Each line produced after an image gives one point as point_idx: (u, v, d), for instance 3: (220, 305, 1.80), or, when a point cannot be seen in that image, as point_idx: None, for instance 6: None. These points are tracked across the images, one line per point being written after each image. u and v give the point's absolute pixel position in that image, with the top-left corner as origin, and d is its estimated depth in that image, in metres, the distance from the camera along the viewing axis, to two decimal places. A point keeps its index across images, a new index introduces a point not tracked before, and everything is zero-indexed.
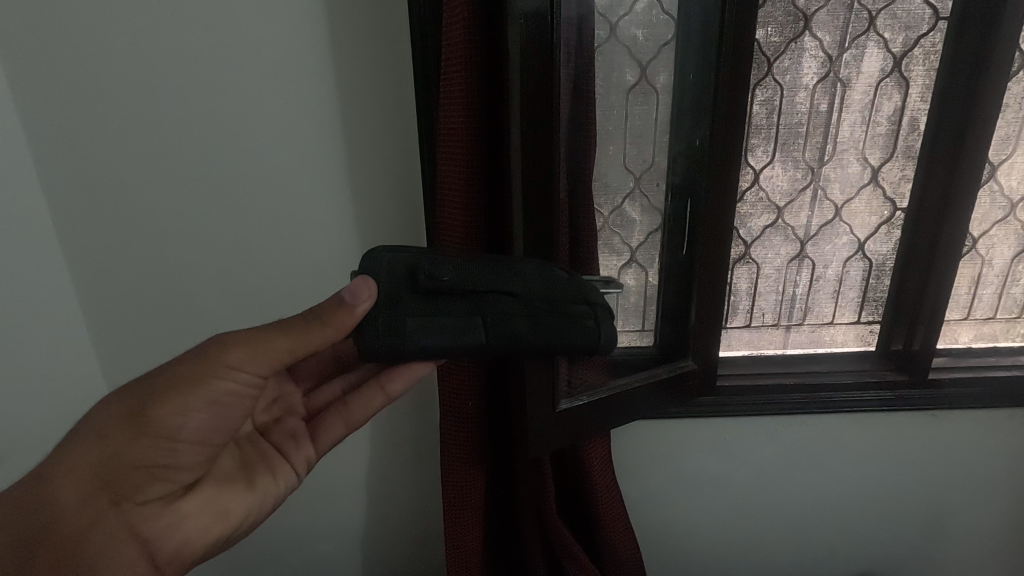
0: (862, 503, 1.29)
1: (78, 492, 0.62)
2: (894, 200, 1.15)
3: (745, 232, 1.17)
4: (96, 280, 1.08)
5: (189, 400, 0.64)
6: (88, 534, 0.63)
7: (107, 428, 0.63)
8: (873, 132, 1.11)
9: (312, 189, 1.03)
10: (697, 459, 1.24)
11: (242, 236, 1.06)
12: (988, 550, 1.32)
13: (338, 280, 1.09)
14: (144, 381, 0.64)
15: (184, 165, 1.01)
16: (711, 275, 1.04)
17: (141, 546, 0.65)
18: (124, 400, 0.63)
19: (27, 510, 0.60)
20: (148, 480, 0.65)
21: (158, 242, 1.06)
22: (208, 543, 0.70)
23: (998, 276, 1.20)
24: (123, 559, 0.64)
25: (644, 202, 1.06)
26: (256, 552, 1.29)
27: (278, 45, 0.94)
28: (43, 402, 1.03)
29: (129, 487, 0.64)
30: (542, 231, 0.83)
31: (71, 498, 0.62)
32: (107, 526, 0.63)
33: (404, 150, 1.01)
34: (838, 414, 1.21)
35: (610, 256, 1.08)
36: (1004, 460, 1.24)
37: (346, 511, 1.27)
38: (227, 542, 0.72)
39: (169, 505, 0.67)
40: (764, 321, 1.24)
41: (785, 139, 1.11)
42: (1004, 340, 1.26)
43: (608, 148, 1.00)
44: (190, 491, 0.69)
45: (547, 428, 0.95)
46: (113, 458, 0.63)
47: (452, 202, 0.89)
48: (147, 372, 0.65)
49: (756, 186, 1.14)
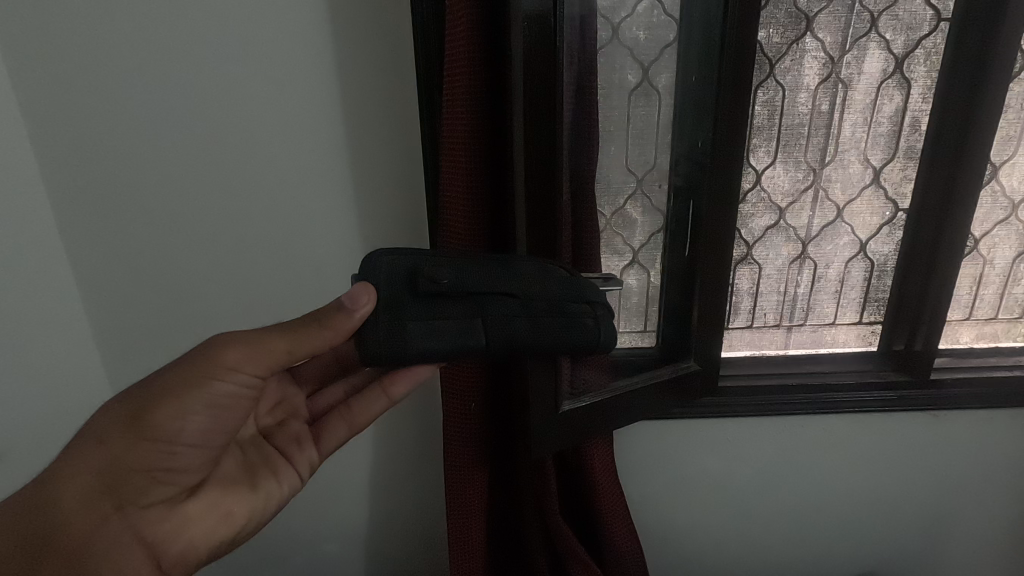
0: (863, 503, 1.29)
1: (81, 497, 0.63)
2: (895, 201, 1.15)
3: (747, 233, 1.17)
4: (97, 280, 1.08)
5: (189, 403, 0.64)
6: (93, 538, 0.63)
7: (109, 432, 0.63)
8: (875, 133, 1.11)
9: (314, 190, 1.03)
10: (699, 460, 1.24)
11: (245, 239, 1.06)
12: (990, 550, 1.32)
13: (340, 280, 1.09)
14: (145, 384, 0.64)
15: (185, 165, 1.01)
16: (713, 275, 1.04)
17: (145, 549, 0.66)
18: (126, 404, 0.64)
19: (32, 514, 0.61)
20: (150, 484, 0.66)
21: (159, 243, 1.06)
22: (211, 545, 0.70)
23: (1000, 276, 1.21)
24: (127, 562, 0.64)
25: (646, 202, 1.06)
26: (260, 554, 1.29)
27: (280, 47, 0.94)
28: (47, 405, 1.03)
29: (131, 490, 0.65)
30: (545, 232, 0.83)
31: (74, 502, 0.62)
32: (111, 529, 0.64)
33: (405, 152, 1.02)
34: (840, 414, 1.21)
35: (612, 257, 1.09)
36: (1006, 460, 1.24)
37: (348, 513, 1.28)
38: (230, 544, 0.72)
39: (172, 508, 0.67)
40: (765, 321, 1.25)
41: (787, 140, 1.11)
42: (1005, 340, 1.26)
43: (610, 148, 1.01)
44: (192, 494, 0.70)
45: (550, 428, 0.95)
46: (115, 461, 0.63)
47: (455, 203, 0.89)
48: (148, 375, 0.65)
49: (758, 187, 1.14)
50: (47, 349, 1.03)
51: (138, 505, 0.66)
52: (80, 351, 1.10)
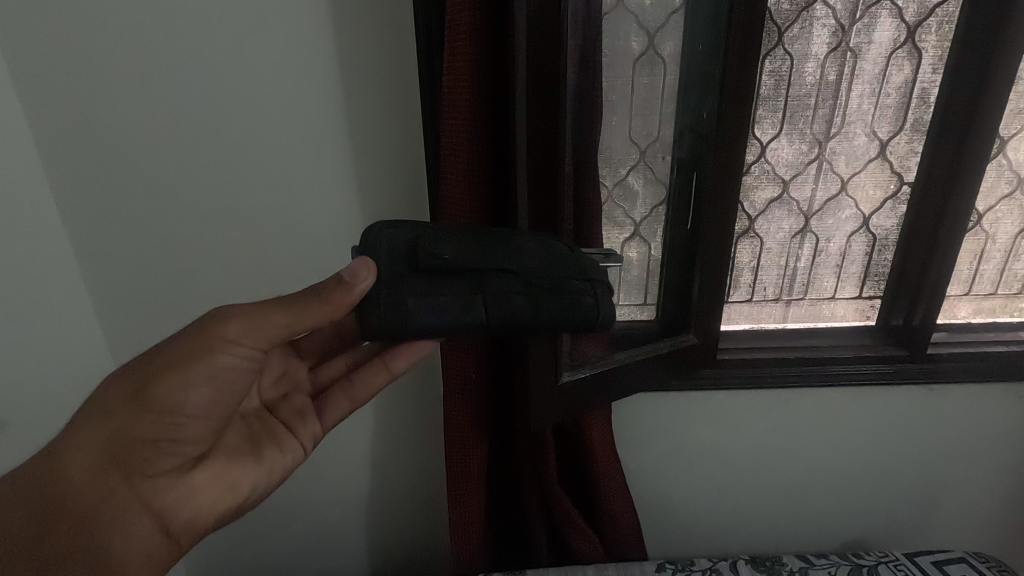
0: (854, 474, 1.32)
1: (87, 467, 0.63)
2: (901, 174, 1.14)
3: (749, 206, 1.16)
4: (94, 252, 1.07)
5: (193, 374, 0.65)
6: (99, 508, 0.63)
7: (113, 403, 0.64)
8: (883, 105, 1.09)
9: (313, 160, 1.02)
10: (695, 432, 1.26)
11: (242, 210, 1.05)
12: (976, 519, 1.36)
13: (339, 253, 1.09)
14: (149, 355, 0.65)
15: (180, 135, 0.99)
16: (716, 248, 1.04)
17: (152, 517, 0.67)
18: (130, 375, 0.64)
19: (35, 485, 0.61)
20: (156, 453, 0.66)
21: (155, 214, 1.05)
22: (218, 514, 0.71)
23: (1002, 251, 1.20)
24: (135, 529, 0.65)
25: (648, 173, 1.05)
26: (264, 522, 1.32)
27: (276, 11, 0.91)
28: (52, 379, 1.04)
29: (137, 459, 0.65)
30: (547, 205, 0.82)
31: (79, 472, 0.63)
32: (117, 498, 0.65)
33: (405, 121, 1.00)
34: (836, 388, 1.22)
35: (612, 230, 1.07)
36: (997, 432, 1.26)
37: (351, 482, 1.30)
38: (236, 513, 0.73)
39: (177, 478, 0.68)
40: (765, 295, 1.25)
41: (793, 111, 1.09)
42: (1003, 315, 1.27)
43: (613, 117, 0.99)
44: (198, 464, 0.70)
45: (550, 400, 0.96)
46: (120, 431, 0.64)
47: (455, 175, 0.87)
48: (151, 347, 0.65)
49: (762, 159, 1.12)
50: (48, 321, 1.03)
51: (144, 474, 0.66)
52: (80, 323, 1.10)
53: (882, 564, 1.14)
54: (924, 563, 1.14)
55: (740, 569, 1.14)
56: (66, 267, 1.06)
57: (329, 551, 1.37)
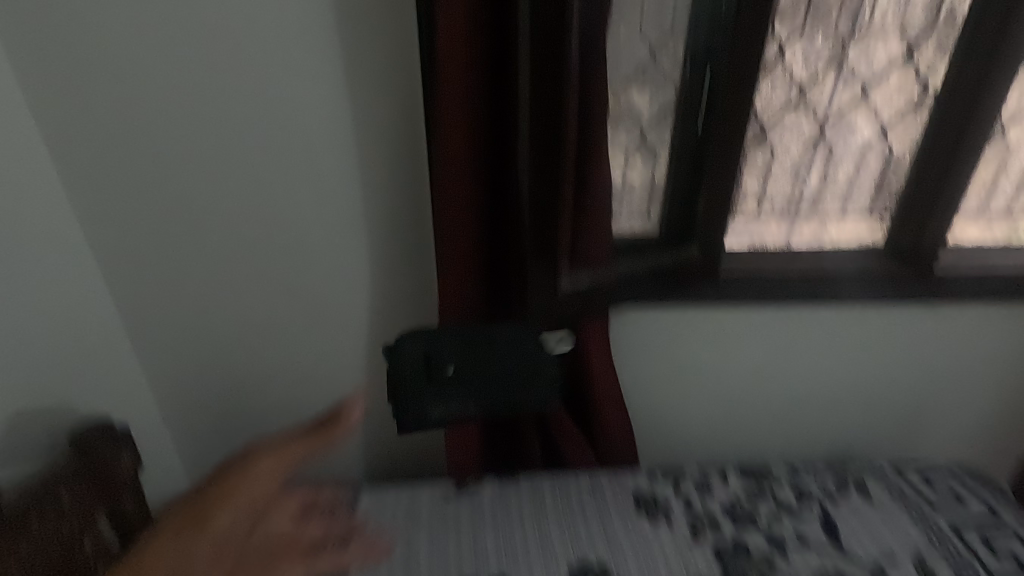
0: (849, 394, 1.31)
1: (232, 523, 0.77)
2: (926, 81, 1.10)
3: (764, 114, 1.11)
4: (86, 154, 1.10)
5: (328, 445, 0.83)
6: (226, 537, 0.76)
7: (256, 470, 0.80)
8: (911, 6, 1.04)
9: (314, 66, 1.06)
10: (694, 349, 1.24)
11: (241, 115, 1.08)
12: (968, 442, 1.37)
13: (333, 161, 1.13)
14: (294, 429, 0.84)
15: (178, 38, 1.02)
16: (727, 158, 1.05)
17: (267, 532, 0.79)
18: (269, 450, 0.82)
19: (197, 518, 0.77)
20: (273, 500, 0.80)
21: (149, 116, 1.08)
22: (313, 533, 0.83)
23: (1019, 167, 1.18)
24: (252, 541, 0.77)
25: (654, 87, 1.05)
26: (264, 428, 1.36)
27: None
28: (49, 274, 1.06)
29: (266, 507, 0.80)
30: (546, 125, 0.94)
31: (228, 514, 0.77)
32: (236, 521, 0.77)
33: (403, 29, 1.04)
34: (837, 307, 1.20)
35: (617, 151, 1.09)
36: (996, 354, 1.26)
37: (349, 391, 1.33)
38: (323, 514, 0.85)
39: (283, 510, 0.81)
40: (771, 211, 1.19)
41: (818, 9, 1.03)
42: (1016, 237, 1.23)
43: (621, 29, 1.01)
44: (293, 508, 0.82)
45: (549, 299, 1.05)
46: (255, 494, 0.79)
47: (451, 85, 0.93)
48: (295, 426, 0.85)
49: (781, 62, 1.07)
50: (46, 219, 1.06)
51: (261, 528, 0.79)
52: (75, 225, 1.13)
53: (868, 478, 1.18)
54: (910, 477, 1.18)
55: (730, 478, 1.17)
56: (63, 168, 1.10)
57: (329, 461, 1.40)
